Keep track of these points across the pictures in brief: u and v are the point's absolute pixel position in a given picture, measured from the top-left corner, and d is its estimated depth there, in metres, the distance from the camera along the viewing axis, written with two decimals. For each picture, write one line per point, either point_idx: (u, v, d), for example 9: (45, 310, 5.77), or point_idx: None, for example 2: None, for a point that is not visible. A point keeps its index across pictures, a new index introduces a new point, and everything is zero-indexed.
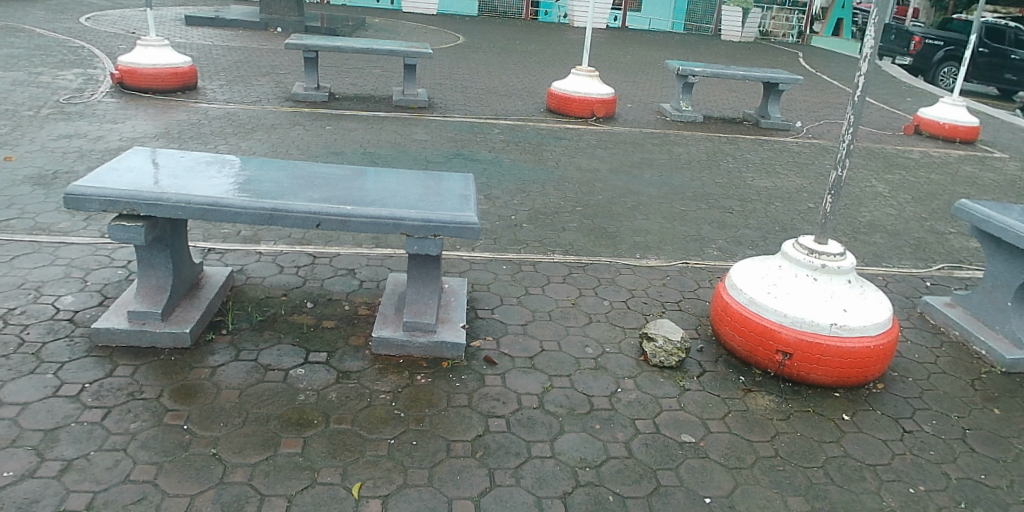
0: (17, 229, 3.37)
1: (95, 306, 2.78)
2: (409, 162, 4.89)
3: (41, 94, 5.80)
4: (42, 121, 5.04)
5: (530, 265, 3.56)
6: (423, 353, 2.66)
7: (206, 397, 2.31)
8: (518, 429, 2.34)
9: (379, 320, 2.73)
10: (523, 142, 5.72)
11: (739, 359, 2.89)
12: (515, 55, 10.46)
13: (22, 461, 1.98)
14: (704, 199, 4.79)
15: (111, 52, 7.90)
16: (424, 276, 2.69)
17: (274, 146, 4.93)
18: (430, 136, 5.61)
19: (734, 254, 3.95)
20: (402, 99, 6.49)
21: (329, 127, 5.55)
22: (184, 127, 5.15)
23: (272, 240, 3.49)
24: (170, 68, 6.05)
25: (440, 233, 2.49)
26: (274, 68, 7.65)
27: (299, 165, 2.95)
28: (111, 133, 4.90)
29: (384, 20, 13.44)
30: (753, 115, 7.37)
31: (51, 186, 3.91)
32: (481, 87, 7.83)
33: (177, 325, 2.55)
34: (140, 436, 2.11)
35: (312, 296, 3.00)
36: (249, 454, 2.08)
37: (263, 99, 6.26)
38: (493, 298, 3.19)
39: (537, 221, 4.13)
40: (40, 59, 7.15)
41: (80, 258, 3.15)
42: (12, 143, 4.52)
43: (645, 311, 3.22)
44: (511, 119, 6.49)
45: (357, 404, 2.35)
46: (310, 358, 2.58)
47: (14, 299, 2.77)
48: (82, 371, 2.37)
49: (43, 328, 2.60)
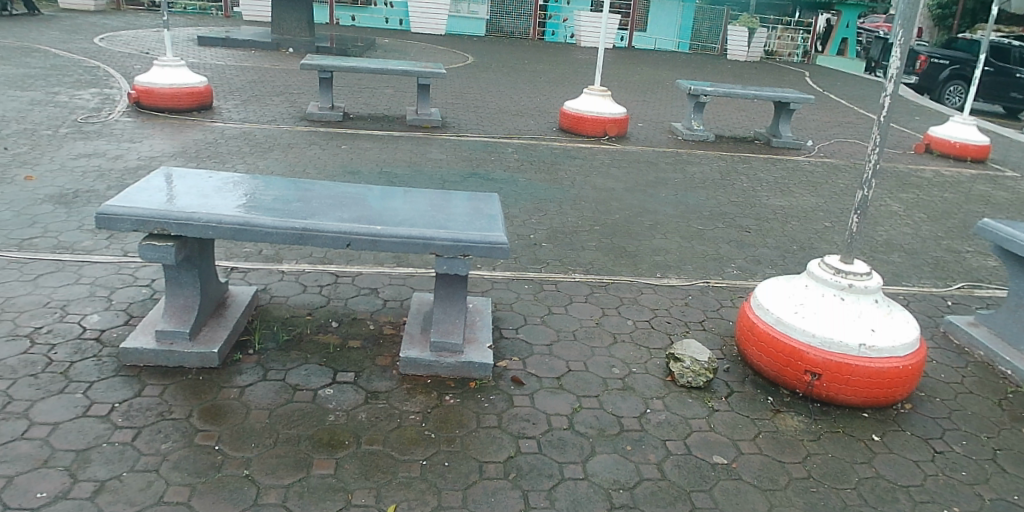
0: (40, 248, 3.37)
1: (122, 324, 2.77)
2: (425, 181, 4.89)
3: (60, 113, 5.85)
4: (62, 140, 5.07)
5: (552, 284, 3.55)
6: (451, 373, 2.64)
7: (236, 417, 2.29)
8: (550, 450, 2.32)
9: (405, 340, 2.72)
10: (537, 161, 5.74)
11: (766, 379, 2.87)
12: (524, 75, 10.50)
13: (55, 482, 1.96)
14: (721, 218, 4.79)
15: (127, 72, 7.97)
16: (451, 296, 2.69)
17: (292, 165, 4.94)
18: (445, 155, 5.63)
19: (754, 273, 3.94)
20: (415, 118, 6.52)
21: (345, 146, 5.57)
22: (202, 146, 5.18)
23: (295, 259, 3.49)
24: (187, 88, 6.10)
25: (469, 252, 2.49)
26: (289, 88, 7.70)
27: (325, 184, 2.95)
28: (129, 152, 4.92)
29: (393, 40, 13.59)
30: (764, 134, 7.40)
31: (73, 205, 3.92)
32: (494, 106, 7.88)
33: (205, 345, 2.54)
34: (171, 457, 2.09)
35: (336, 315, 3.00)
36: (282, 476, 2.06)
37: (279, 119, 6.29)
38: (517, 318, 3.18)
39: (557, 240, 4.13)
40: (57, 79, 7.20)
41: (104, 277, 3.15)
42: (32, 163, 4.54)
43: (669, 331, 3.21)
44: (524, 138, 6.51)
45: (387, 425, 2.34)
46: (337, 378, 2.56)
47: (41, 317, 2.77)
48: (111, 391, 2.36)
49: (71, 347, 2.59)
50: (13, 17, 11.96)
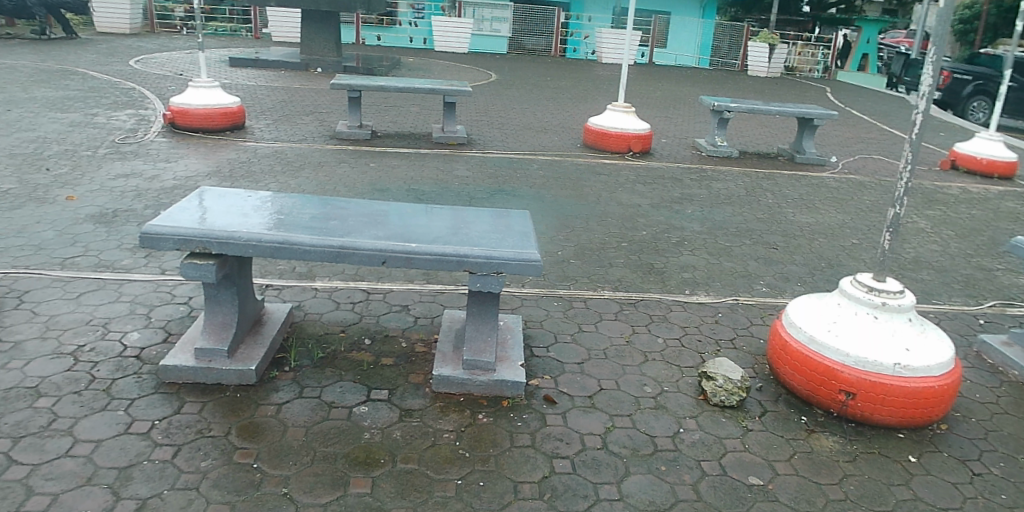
0: (81, 266, 3.45)
1: (161, 342, 2.83)
2: (452, 198, 4.94)
3: (98, 134, 6.01)
4: (100, 160, 5.20)
5: (581, 301, 3.56)
6: (483, 391, 2.66)
7: (274, 435, 2.32)
8: (584, 470, 2.32)
9: (438, 358, 2.74)
10: (562, 178, 5.76)
11: (799, 398, 2.84)
12: (548, 92, 10.58)
13: (98, 500, 1.99)
14: (748, 235, 4.77)
15: (161, 93, 8.17)
16: (484, 313, 2.70)
17: (322, 183, 5.02)
18: (472, 172, 5.68)
19: (782, 291, 3.91)
20: (441, 135, 6.60)
21: (373, 164, 5.64)
22: (235, 165, 5.29)
23: (327, 277, 3.53)
24: (220, 108, 6.24)
25: (502, 270, 2.50)
26: (318, 107, 7.84)
27: (359, 202, 2.99)
28: (165, 172, 5.04)
29: (417, 59, 13.76)
30: (788, 150, 7.35)
31: (113, 224, 4.01)
32: (518, 123, 7.94)
33: (242, 363, 2.58)
34: (211, 475, 2.12)
35: (370, 333, 3.03)
36: (320, 494, 2.08)
37: (308, 137, 6.39)
38: (548, 336, 3.19)
39: (585, 257, 4.14)
40: (94, 101, 7.40)
41: (143, 295, 3.21)
42: (72, 183, 4.66)
43: (700, 349, 3.19)
44: (549, 155, 6.54)
45: (422, 443, 2.35)
46: (372, 396, 2.58)
47: (83, 335, 2.84)
48: (152, 408, 2.41)
49: (112, 364, 2.65)
50: (51, 40, 12.32)
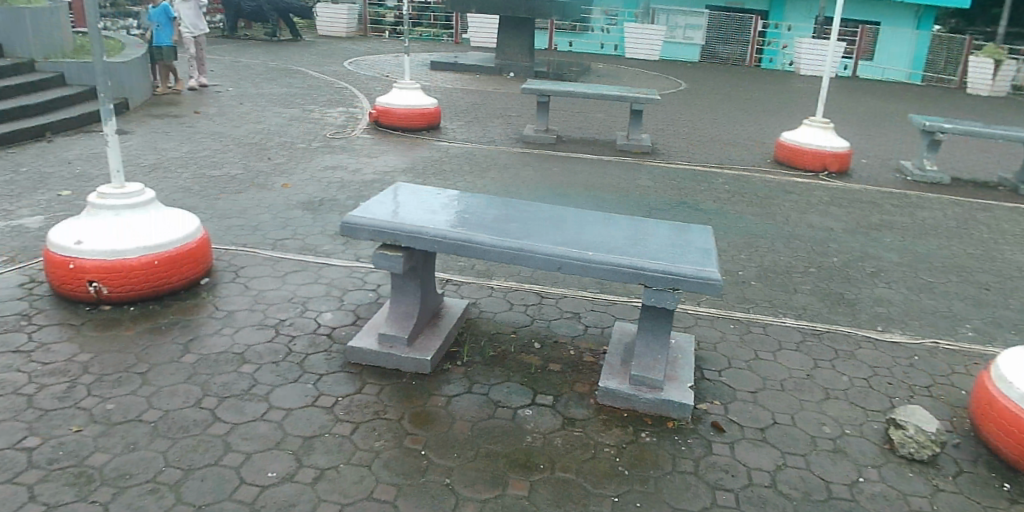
0: (289, 248, 3.86)
1: (350, 324, 3.08)
2: (630, 207, 4.87)
3: (314, 129, 6.69)
4: (313, 153, 5.79)
5: (759, 327, 3.34)
6: (649, 409, 2.59)
7: (442, 425, 2.43)
8: (749, 508, 2.16)
9: (605, 370, 2.71)
10: (747, 194, 5.46)
11: (1006, 463, 2.44)
12: (739, 104, 10.12)
13: (285, 464, 2.21)
14: (960, 271, 4.20)
15: (369, 93, 8.92)
16: (656, 330, 2.63)
17: (504, 184, 5.18)
18: (653, 182, 5.56)
19: (1000, 338, 3.40)
20: (625, 143, 6.55)
21: (555, 168, 5.73)
22: (427, 163, 5.63)
23: (503, 277, 3.64)
24: (419, 109, 6.68)
25: (679, 286, 2.41)
26: (508, 110, 8.12)
27: (539, 206, 3.04)
28: (366, 166, 5.49)
29: (606, 65, 13.78)
30: (1011, 181, 6.38)
31: (319, 211, 4.45)
32: (704, 134, 7.67)
33: (420, 352, 2.73)
34: (382, 455, 2.27)
35: (539, 336, 3.07)
36: (480, 490, 2.15)
37: (496, 139, 6.65)
38: (721, 359, 3.03)
39: (767, 280, 3.89)
40: (313, 98, 8.26)
41: (338, 279, 3.52)
42: (289, 172, 5.23)
43: (893, 394, 2.86)
44: (735, 169, 6.24)
45: (581, 454, 2.34)
46: (537, 400, 2.61)
47: (286, 311, 3.17)
48: (337, 385, 2.63)
49: (307, 340, 2.93)
50: (283, 43, 13.96)
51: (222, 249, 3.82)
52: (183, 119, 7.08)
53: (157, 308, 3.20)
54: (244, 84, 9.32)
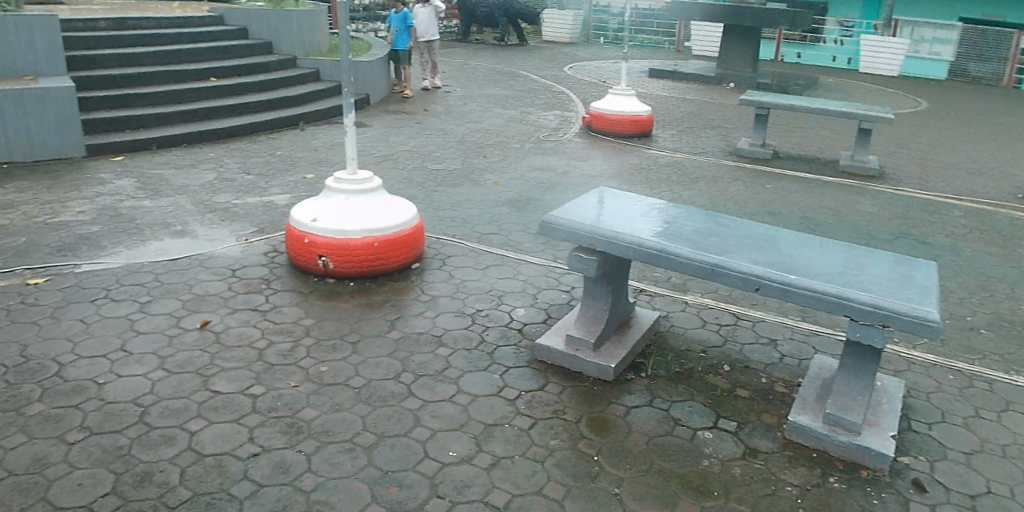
0: (493, 243, 4.11)
1: (539, 321, 3.21)
2: (847, 234, 4.48)
3: (528, 130, 7.00)
4: (524, 153, 6.07)
5: (988, 382, 2.92)
6: (842, 453, 2.39)
7: (617, 434, 2.46)
8: None
9: (797, 404, 2.55)
10: (995, 231, 4.76)
11: None
12: (1000, 130, 8.80)
13: (465, 446, 2.38)
14: None
15: (584, 98, 9.13)
16: (859, 368, 2.41)
17: (709, 198, 5.04)
18: (878, 208, 5.07)
19: None
20: (850, 164, 6.03)
21: (767, 185, 5.44)
22: (633, 170, 5.64)
23: (697, 292, 3.56)
24: (631, 115, 6.69)
25: (889, 323, 2.20)
26: (723, 122, 7.85)
27: (742, 222, 2.93)
28: (573, 169, 5.63)
29: (839, 78, 12.72)
30: None
31: (523, 210, 4.66)
32: (949, 161, 6.79)
33: (604, 359, 2.77)
34: (555, 453, 2.35)
35: (729, 359, 2.96)
36: (646, 505, 2.13)
37: (707, 151, 6.47)
38: (935, 411, 2.70)
39: (1005, 330, 3.37)
40: (531, 101, 8.64)
41: (534, 277, 3.68)
42: (501, 170, 5.54)
43: None
44: (982, 202, 5.46)
45: (759, 488, 2.23)
46: (718, 424, 2.53)
47: (483, 302, 3.39)
48: (521, 379, 2.76)
49: (499, 332, 3.12)
50: (508, 47, 14.70)
51: (433, 238, 4.18)
52: (414, 115, 7.81)
53: (373, 286, 3.61)
54: (470, 86, 10.00)
